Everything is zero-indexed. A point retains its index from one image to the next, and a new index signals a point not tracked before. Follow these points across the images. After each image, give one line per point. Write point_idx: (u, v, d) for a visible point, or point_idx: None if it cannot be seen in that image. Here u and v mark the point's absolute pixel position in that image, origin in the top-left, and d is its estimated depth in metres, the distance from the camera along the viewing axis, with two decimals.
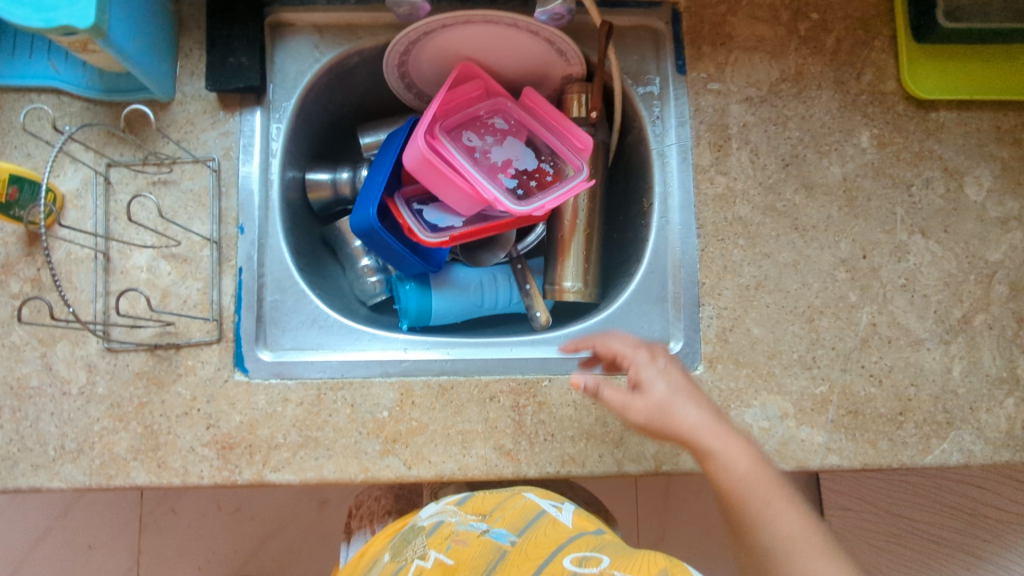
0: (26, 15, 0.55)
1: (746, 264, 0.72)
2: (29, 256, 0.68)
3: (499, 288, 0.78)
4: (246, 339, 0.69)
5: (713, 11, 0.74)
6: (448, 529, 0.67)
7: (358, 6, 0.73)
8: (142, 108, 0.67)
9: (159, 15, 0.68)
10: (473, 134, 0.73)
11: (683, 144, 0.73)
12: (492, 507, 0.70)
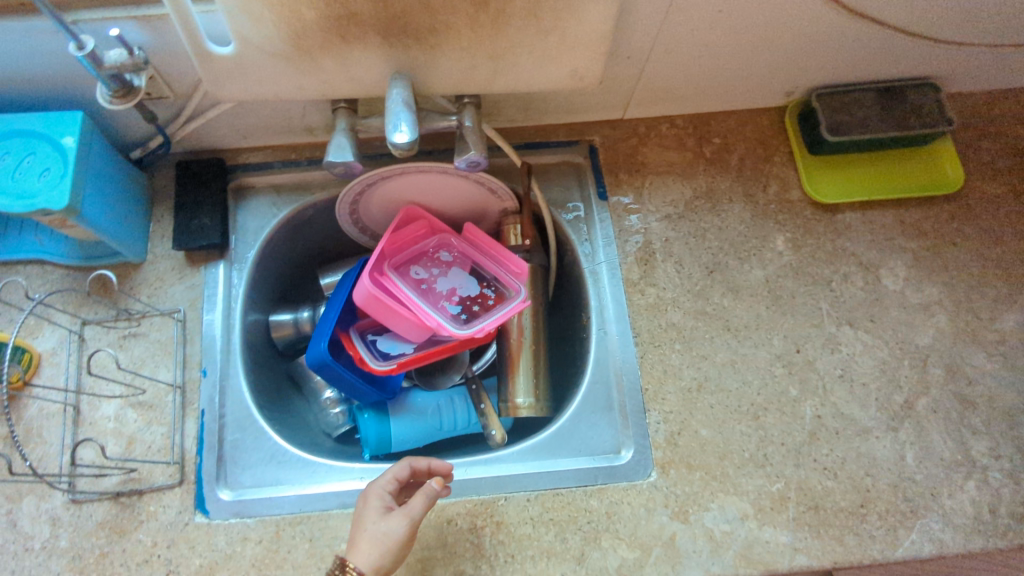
0: (10, 203, 0.62)
1: (686, 367, 0.75)
2: (3, 414, 0.72)
3: (456, 409, 0.81)
4: (206, 481, 0.71)
5: (625, 144, 0.84)
6: None
7: (311, 166, 0.82)
8: (112, 271, 0.74)
9: (134, 189, 0.77)
10: (421, 270, 0.81)
11: (611, 262, 0.79)
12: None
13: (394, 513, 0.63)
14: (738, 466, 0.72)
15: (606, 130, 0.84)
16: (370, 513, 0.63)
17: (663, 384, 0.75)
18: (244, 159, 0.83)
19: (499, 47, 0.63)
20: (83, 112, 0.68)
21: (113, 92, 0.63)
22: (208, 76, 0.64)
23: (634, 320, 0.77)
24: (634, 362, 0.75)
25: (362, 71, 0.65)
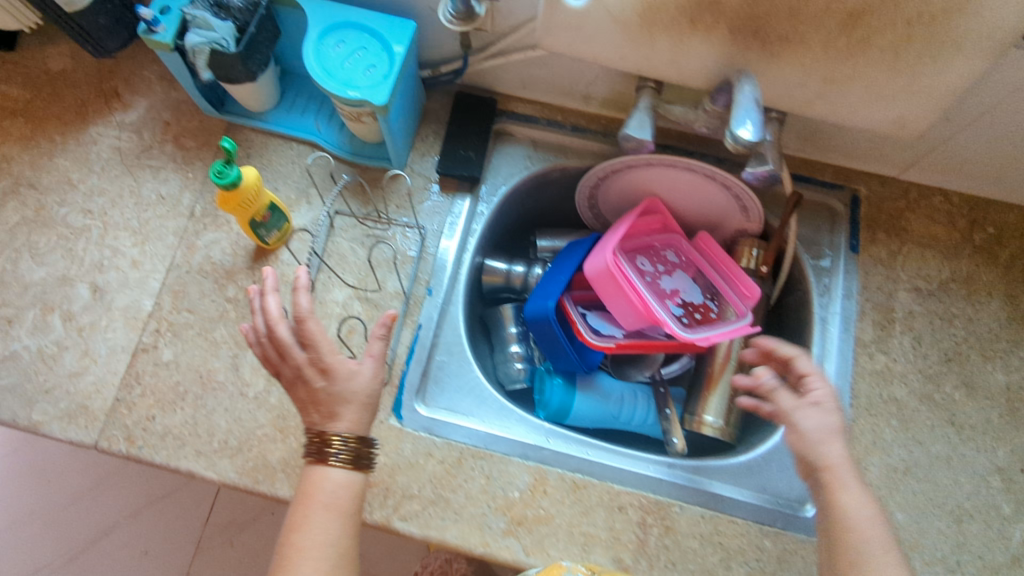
0: (336, 88, 0.68)
1: (896, 446, 0.72)
2: (251, 269, 0.79)
3: (637, 404, 0.81)
4: (407, 389, 0.74)
5: (892, 204, 0.81)
6: None
7: (573, 133, 0.84)
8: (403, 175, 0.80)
9: (415, 106, 0.81)
10: (642, 258, 0.82)
11: (847, 315, 0.77)
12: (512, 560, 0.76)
13: (278, 331, 0.66)
14: (928, 563, 0.68)
15: (875, 184, 0.82)
16: (329, 357, 0.66)
17: (869, 454, 0.72)
18: (513, 107, 0.85)
19: (840, 74, 0.62)
20: (413, 24, 0.72)
21: (456, 13, 0.66)
22: (545, 23, 0.66)
23: (856, 381, 0.74)
24: (845, 422, 0.73)
25: (689, 59, 0.65)
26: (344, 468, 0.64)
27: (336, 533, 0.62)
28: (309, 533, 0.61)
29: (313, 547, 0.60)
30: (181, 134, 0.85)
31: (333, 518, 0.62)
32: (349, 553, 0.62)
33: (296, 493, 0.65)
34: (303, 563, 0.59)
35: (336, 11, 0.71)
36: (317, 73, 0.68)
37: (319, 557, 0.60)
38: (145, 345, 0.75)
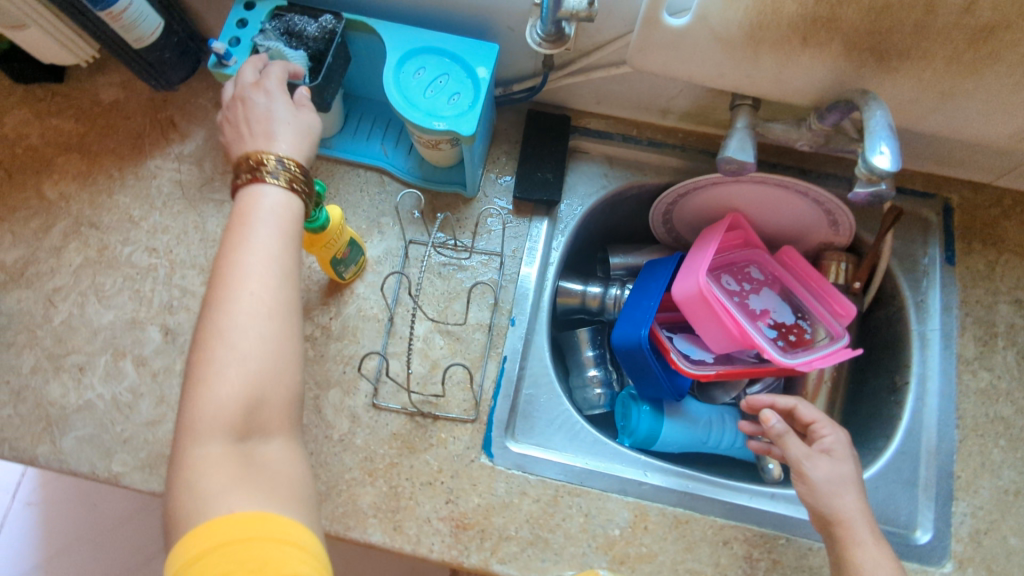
0: (420, 118, 0.65)
1: (1006, 467, 0.70)
2: (326, 305, 0.76)
3: (726, 427, 0.79)
4: (497, 426, 0.72)
5: (986, 212, 0.78)
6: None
7: (649, 148, 0.82)
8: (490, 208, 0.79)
9: (487, 129, 0.78)
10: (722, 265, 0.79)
11: (947, 331, 0.74)
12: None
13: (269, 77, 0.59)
14: None
15: (967, 191, 0.79)
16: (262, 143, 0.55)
17: (979, 476, 0.69)
18: (584, 123, 0.83)
19: (957, 88, 0.59)
20: (496, 45, 0.69)
21: (546, 35, 0.64)
22: (639, 42, 0.63)
23: (961, 400, 0.72)
24: (952, 443, 0.70)
25: (794, 76, 0.62)
26: (286, 192, 0.53)
27: (273, 249, 0.51)
28: (262, 323, 0.48)
29: (253, 265, 0.49)
30: None
31: (274, 324, 0.49)
32: (294, 296, 0.51)
33: (212, 272, 0.50)
34: (249, 291, 0.48)
35: (415, 36, 0.68)
36: (400, 104, 0.65)
37: (261, 303, 0.48)
38: None
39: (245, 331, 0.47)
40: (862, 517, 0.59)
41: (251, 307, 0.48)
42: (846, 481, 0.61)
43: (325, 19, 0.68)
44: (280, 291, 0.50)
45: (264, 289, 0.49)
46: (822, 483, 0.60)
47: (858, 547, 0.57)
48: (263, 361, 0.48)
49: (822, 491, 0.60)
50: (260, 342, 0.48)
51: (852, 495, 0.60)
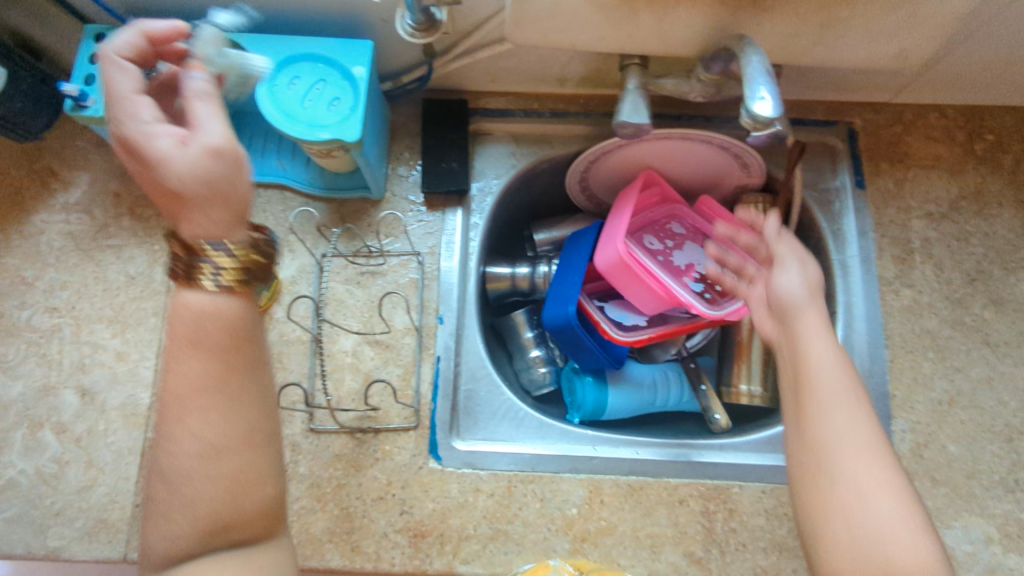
0: (301, 130, 0.61)
1: (938, 378, 0.71)
2: None
3: (671, 386, 0.79)
4: (441, 428, 0.71)
5: (889, 131, 0.78)
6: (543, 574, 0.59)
7: (554, 119, 0.79)
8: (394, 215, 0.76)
9: (384, 126, 0.75)
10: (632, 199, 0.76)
11: (866, 256, 0.75)
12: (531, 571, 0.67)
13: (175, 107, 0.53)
14: (987, 488, 0.68)
15: (869, 112, 0.79)
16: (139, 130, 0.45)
17: (913, 392, 0.71)
18: (485, 103, 0.79)
19: (836, 18, 0.58)
20: (371, 41, 0.65)
21: (417, 24, 0.60)
22: (513, 17, 0.60)
23: (887, 321, 0.73)
24: (884, 364, 0.72)
25: (675, 29, 0.60)
26: (225, 290, 0.44)
27: (201, 364, 0.44)
28: (178, 424, 0.44)
29: (188, 390, 0.44)
30: (136, 205, 0.77)
31: (187, 364, 0.44)
32: (236, 381, 0.45)
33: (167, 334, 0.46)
34: (179, 409, 0.44)
35: (283, 43, 0.64)
36: (277, 118, 0.62)
37: (193, 416, 0.44)
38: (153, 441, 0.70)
39: (160, 455, 0.44)
40: (865, 420, 0.47)
41: (203, 428, 0.44)
42: (835, 360, 0.49)
43: None
44: (197, 394, 0.44)
45: (209, 409, 0.44)
46: (808, 365, 0.50)
47: (850, 450, 0.45)
48: (240, 475, 0.45)
49: (812, 385, 0.49)
50: (194, 460, 0.43)
51: (857, 394, 0.48)
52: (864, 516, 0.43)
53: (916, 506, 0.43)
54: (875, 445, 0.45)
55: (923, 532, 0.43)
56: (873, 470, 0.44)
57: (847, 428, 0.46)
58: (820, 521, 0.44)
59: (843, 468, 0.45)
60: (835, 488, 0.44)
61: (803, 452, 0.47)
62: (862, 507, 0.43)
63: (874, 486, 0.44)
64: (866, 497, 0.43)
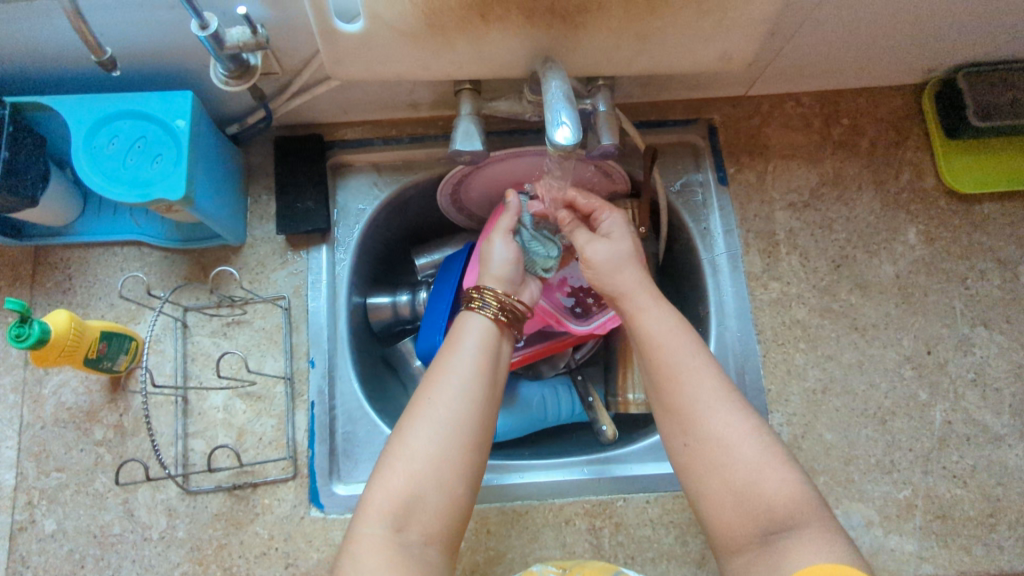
0: (123, 192, 0.59)
1: (810, 367, 0.72)
2: (112, 402, 0.71)
3: (560, 400, 0.79)
4: (320, 474, 0.69)
5: (748, 125, 0.79)
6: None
7: (413, 144, 0.78)
8: (228, 271, 0.74)
9: (234, 170, 0.73)
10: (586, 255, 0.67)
11: (733, 253, 0.75)
12: None
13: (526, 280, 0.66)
14: (864, 472, 0.69)
15: (726, 108, 0.79)
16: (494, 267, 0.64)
17: (787, 384, 0.72)
18: (342, 135, 0.78)
19: (650, 28, 0.58)
20: (192, 92, 0.63)
21: (228, 72, 0.58)
22: (328, 55, 0.59)
23: (757, 316, 0.73)
24: (757, 360, 0.72)
25: (495, 53, 0.59)
26: (494, 322, 0.59)
27: (470, 367, 0.55)
28: (436, 393, 0.53)
29: (459, 376, 0.54)
30: None
31: (468, 379, 0.54)
32: (494, 390, 0.55)
33: (461, 336, 0.57)
34: (442, 388, 0.53)
35: (98, 100, 0.61)
36: (97, 183, 0.59)
37: (445, 393, 0.53)
38: (22, 523, 0.68)
39: (409, 424, 0.52)
40: (720, 404, 0.53)
41: (447, 403, 0.52)
42: (675, 329, 0.57)
43: None
44: (470, 386, 0.54)
45: (453, 390, 0.53)
46: (661, 360, 0.56)
47: (715, 443, 0.52)
48: (441, 462, 0.50)
49: (677, 399, 0.54)
50: (442, 430, 0.51)
51: (705, 371, 0.55)
52: (739, 487, 0.50)
53: (787, 463, 0.51)
54: (719, 392, 0.54)
55: (796, 473, 0.50)
56: (696, 367, 0.55)
57: (702, 419, 0.53)
58: (694, 484, 0.53)
59: (707, 445, 0.52)
60: (699, 450, 0.52)
61: (674, 447, 0.54)
62: (727, 473, 0.51)
63: (709, 379, 0.54)
64: (729, 468, 0.51)
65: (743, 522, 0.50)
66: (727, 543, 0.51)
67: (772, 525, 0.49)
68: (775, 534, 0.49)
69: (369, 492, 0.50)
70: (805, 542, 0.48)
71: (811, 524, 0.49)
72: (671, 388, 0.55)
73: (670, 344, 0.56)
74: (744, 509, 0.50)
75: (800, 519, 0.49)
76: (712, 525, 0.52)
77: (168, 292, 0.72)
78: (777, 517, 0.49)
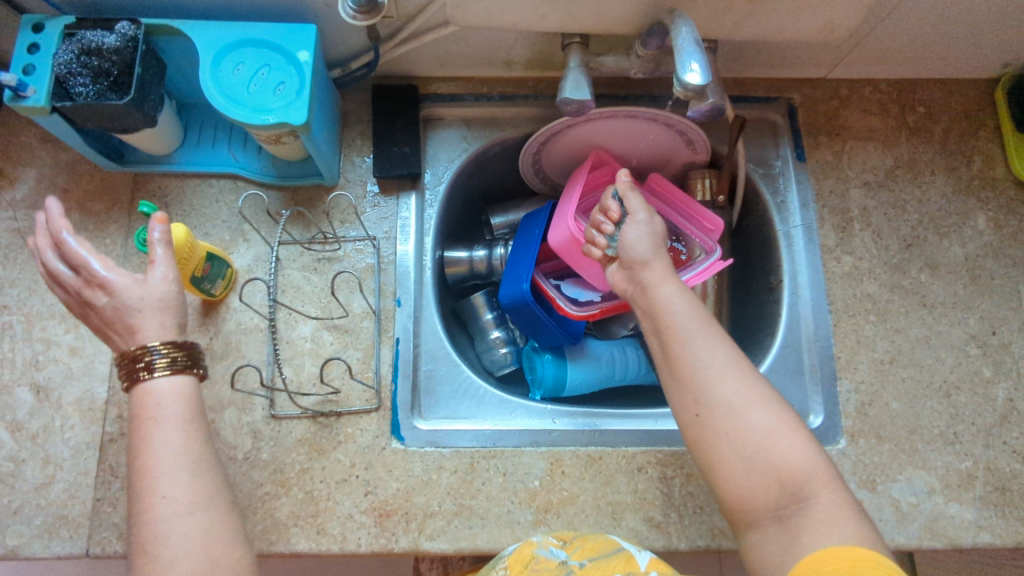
0: (247, 115, 0.61)
1: (879, 339, 0.74)
2: (203, 324, 0.73)
3: (628, 360, 0.81)
4: (402, 408, 0.72)
5: (826, 106, 0.81)
6: (528, 551, 0.62)
7: (503, 102, 0.80)
8: (349, 195, 0.76)
9: (334, 113, 0.75)
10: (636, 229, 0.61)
11: (808, 226, 0.78)
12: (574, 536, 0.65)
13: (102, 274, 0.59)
14: (928, 442, 0.72)
15: (806, 88, 0.82)
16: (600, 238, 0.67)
17: (856, 354, 0.74)
18: (435, 89, 0.80)
19: None
20: (315, 27, 0.65)
21: (359, 7, 0.61)
22: None
23: (830, 287, 0.76)
24: (828, 329, 0.75)
25: (612, 8, 0.62)
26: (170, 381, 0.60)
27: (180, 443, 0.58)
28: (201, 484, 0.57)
29: (154, 460, 0.56)
30: (85, 199, 0.76)
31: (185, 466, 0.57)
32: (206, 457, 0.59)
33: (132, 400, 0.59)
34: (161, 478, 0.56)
35: (227, 29, 0.64)
36: (222, 103, 0.61)
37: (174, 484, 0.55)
38: (112, 435, 0.70)
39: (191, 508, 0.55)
40: (733, 366, 0.53)
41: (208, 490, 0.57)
42: (688, 319, 0.55)
43: (121, 26, 0.62)
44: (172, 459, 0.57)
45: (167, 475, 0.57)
46: (672, 333, 0.55)
47: (727, 409, 0.51)
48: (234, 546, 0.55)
49: (686, 363, 0.53)
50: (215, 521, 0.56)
51: (709, 343, 0.54)
52: (750, 451, 0.50)
53: (797, 431, 0.50)
54: (730, 367, 0.52)
55: (806, 445, 0.50)
56: (710, 360, 0.53)
57: (711, 380, 0.52)
58: (705, 455, 0.52)
59: (722, 412, 0.51)
60: (712, 421, 0.51)
61: (689, 421, 0.53)
62: (738, 439, 0.50)
63: (714, 358, 0.53)
64: (738, 435, 0.50)
65: (756, 492, 0.49)
66: (748, 514, 0.50)
67: (787, 494, 0.49)
68: (787, 506, 0.49)
69: (159, 561, 0.53)
70: (817, 517, 0.48)
71: (821, 493, 0.48)
72: (677, 375, 0.54)
73: (683, 328, 0.55)
74: (753, 473, 0.49)
75: (812, 488, 0.49)
76: (724, 493, 0.51)
77: (289, 211, 0.75)
78: (792, 483, 0.49)
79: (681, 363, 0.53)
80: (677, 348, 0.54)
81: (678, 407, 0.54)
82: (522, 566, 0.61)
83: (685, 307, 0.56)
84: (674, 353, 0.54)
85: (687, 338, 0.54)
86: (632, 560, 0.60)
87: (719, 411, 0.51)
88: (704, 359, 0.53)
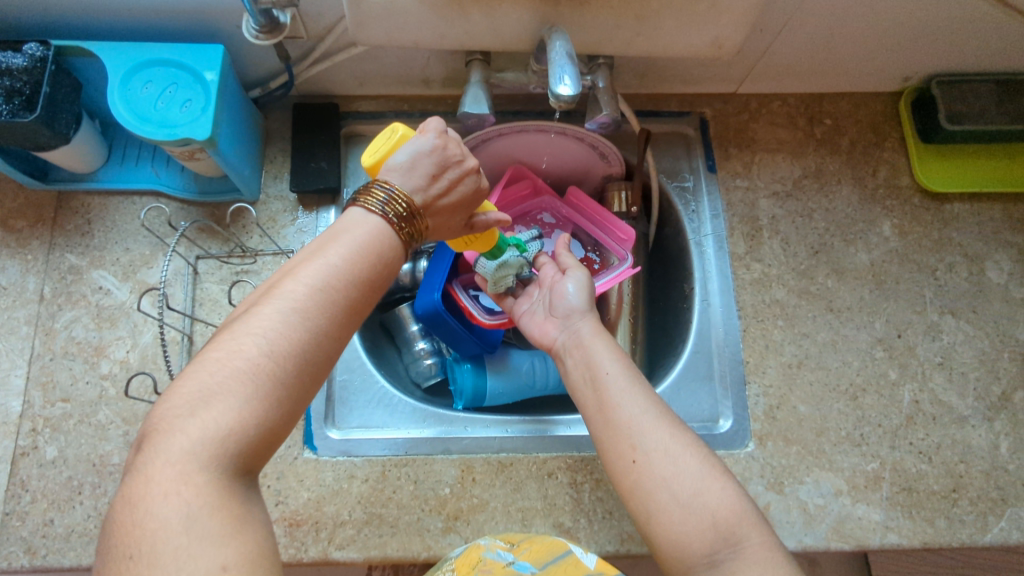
0: (153, 130, 0.63)
1: (787, 344, 0.76)
2: (121, 337, 0.74)
3: (549, 370, 0.82)
4: (315, 418, 0.73)
5: (736, 119, 0.84)
6: (476, 555, 0.61)
7: (422, 119, 0.83)
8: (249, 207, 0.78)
9: (253, 131, 0.77)
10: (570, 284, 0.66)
11: (718, 235, 0.80)
12: (521, 538, 0.65)
13: (458, 186, 0.54)
14: (835, 444, 0.73)
15: (718, 103, 0.85)
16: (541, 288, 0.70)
17: (765, 358, 0.75)
18: (357, 107, 0.83)
19: (648, 9, 0.63)
20: (223, 48, 0.68)
21: (260, 27, 0.64)
22: (352, 19, 0.64)
23: (739, 293, 0.78)
24: (737, 334, 0.76)
25: (504, 25, 0.64)
26: (385, 222, 0.50)
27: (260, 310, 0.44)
28: (254, 321, 0.43)
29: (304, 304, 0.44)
30: (8, 217, 0.77)
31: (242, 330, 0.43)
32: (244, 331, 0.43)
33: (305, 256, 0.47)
34: (307, 303, 0.44)
35: (137, 50, 0.66)
36: (129, 120, 0.63)
37: (301, 319, 0.43)
38: (24, 449, 0.70)
39: (257, 335, 0.42)
40: (665, 414, 0.53)
41: (263, 333, 0.42)
42: (623, 376, 0.56)
43: (29, 47, 0.65)
44: (333, 294, 0.45)
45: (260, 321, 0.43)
46: (608, 385, 0.55)
47: (663, 453, 0.51)
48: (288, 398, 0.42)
49: (619, 413, 0.53)
50: (269, 371, 0.41)
51: (642, 395, 0.54)
52: (685, 496, 0.49)
53: (724, 476, 0.50)
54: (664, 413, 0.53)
55: (733, 488, 0.50)
56: (644, 408, 0.53)
57: (646, 426, 0.52)
58: (642, 502, 0.50)
59: (658, 455, 0.50)
60: (649, 467, 0.50)
61: (624, 469, 0.51)
62: (674, 483, 0.49)
63: (647, 405, 0.54)
64: (673, 478, 0.50)
65: (692, 537, 0.48)
66: (681, 562, 0.48)
67: (720, 538, 0.48)
68: (721, 554, 0.47)
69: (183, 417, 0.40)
70: (750, 560, 0.47)
71: (752, 537, 0.48)
72: (609, 424, 0.54)
73: (618, 379, 0.55)
74: (691, 516, 0.48)
75: (742, 531, 0.48)
76: (661, 544, 0.49)
77: (190, 224, 0.76)
78: (726, 525, 0.48)
79: (616, 411, 0.54)
80: (609, 396, 0.55)
81: (612, 452, 0.53)
82: (469, 567, 0.60)
83: (617, 363, 0.57)
84: (609, 401, 0.54)
85: (619, 388, 0.55)
86: (581, 562, 0.60)
87: (652, 452, 0.51)
88: (640, 405, 0.54)
